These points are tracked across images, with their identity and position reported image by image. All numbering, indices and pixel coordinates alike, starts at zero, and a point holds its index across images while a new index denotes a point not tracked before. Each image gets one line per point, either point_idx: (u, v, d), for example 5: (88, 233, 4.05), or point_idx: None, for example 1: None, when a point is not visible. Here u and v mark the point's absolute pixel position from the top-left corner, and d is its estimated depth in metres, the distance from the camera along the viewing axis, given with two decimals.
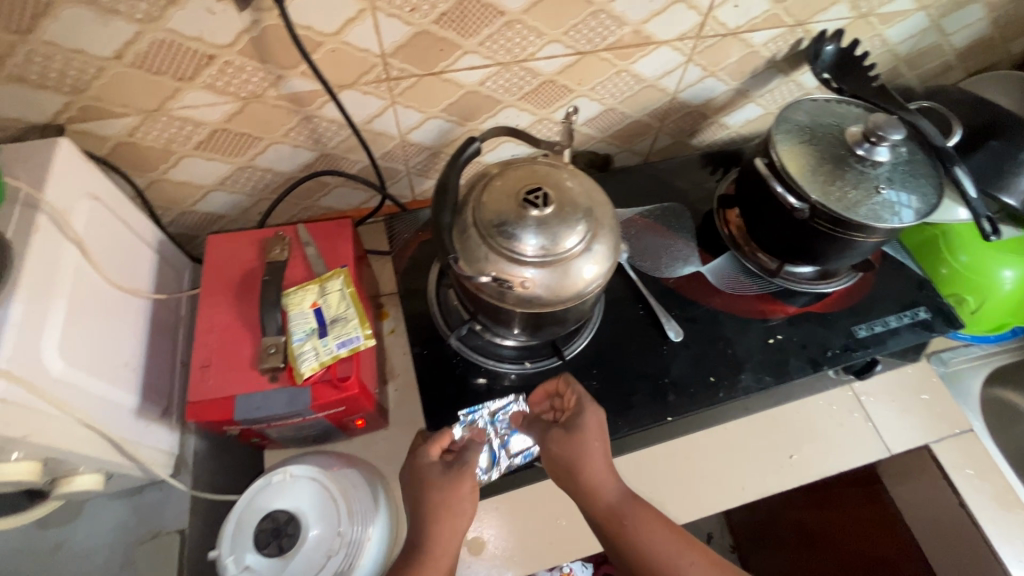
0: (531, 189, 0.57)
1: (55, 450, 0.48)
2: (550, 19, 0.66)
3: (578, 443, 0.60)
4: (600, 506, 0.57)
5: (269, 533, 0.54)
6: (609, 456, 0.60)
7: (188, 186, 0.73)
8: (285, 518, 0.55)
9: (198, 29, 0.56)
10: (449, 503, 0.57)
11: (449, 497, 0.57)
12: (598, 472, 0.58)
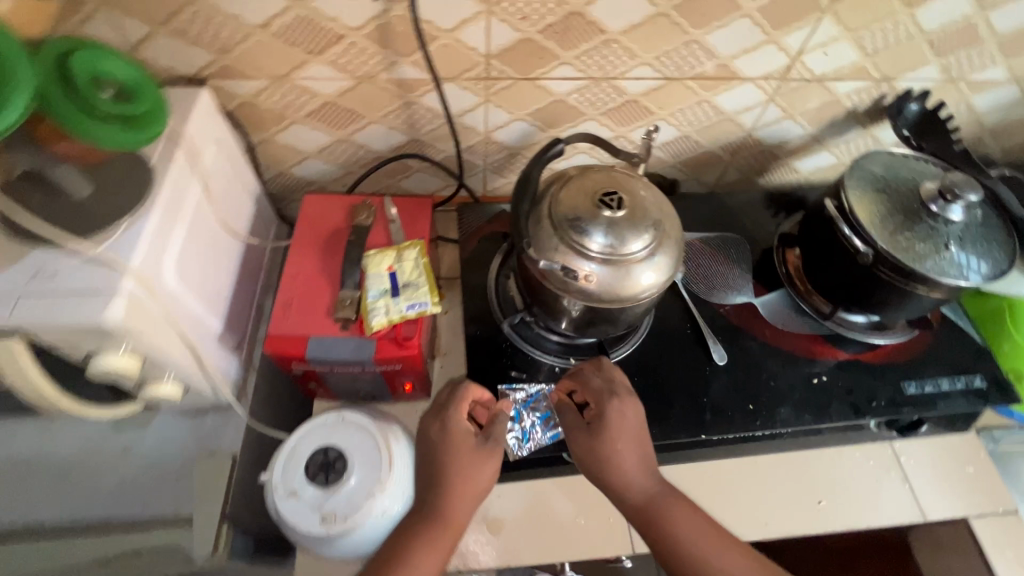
0: (607, 192, 0.61)
1: (156, 352, 0.54)
2: (645, 43, 0.71)
3: (602, 441, 0.61)
4: (634, 500, 0.59)
5: (319, 466, 0.59)
6: (641, 453, 0.61)
7: (291, 149, 0.81)
8: (335, 455, 0.60)
9: (336, 11, 0.63)
10: (466, 477, 0.58)
11: (464, 472, 0.59)
12: (631, 470, 0.60)
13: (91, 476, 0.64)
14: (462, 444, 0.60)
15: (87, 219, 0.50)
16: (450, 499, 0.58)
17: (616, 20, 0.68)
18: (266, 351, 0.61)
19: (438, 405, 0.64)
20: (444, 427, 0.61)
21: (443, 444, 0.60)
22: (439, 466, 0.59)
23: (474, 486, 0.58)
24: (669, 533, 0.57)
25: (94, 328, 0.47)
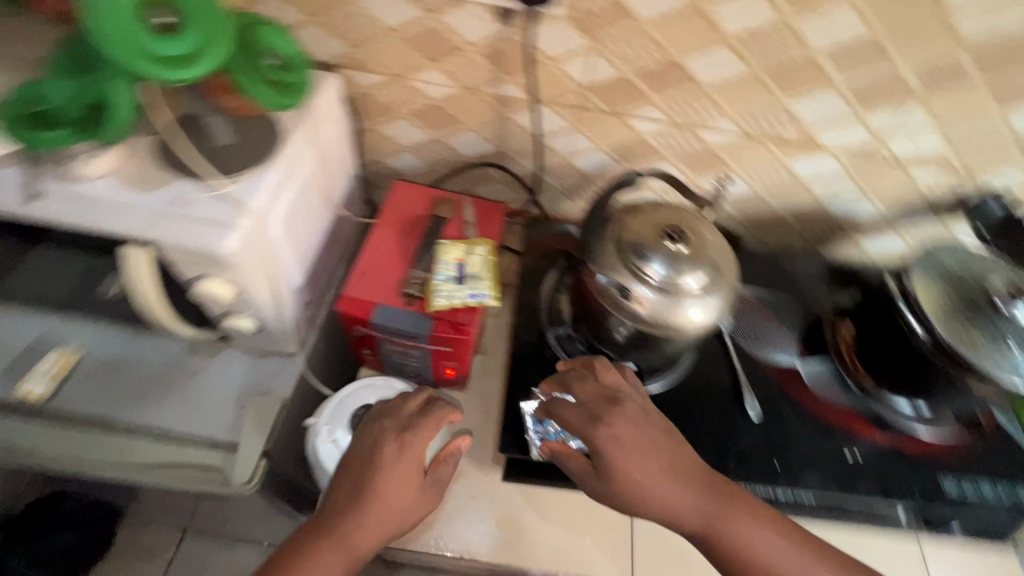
0: (673, 226, 0.65)
1: (246, 287, 0.61)
2: (734, 99, 0.75)
3: (615, 475, 0.58)
4: (687, 524, 0.57)
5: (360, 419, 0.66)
6: (665, 467, 0.58)
7: (390, 140, 0.89)
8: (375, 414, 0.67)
9: (460, 26, 0.71)
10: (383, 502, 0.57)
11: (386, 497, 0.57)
12: (666, 493, 0.57)
13: (164, 389, 0.72)
14: (404, 477, 0.59)
15: (227, 162, 0.59)
16: (352, 531, 0.55)
17: (709, 73, 0.72)
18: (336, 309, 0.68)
19: (405, 426, 0.62)
20: (400, 451, 0.60)
21: (384, 469, 0.58)
22: (372, 493, 0.57)
23: (384, 516, 0.57)
24: (740, 548, 0.55)
25: (208, 254, 0.55)
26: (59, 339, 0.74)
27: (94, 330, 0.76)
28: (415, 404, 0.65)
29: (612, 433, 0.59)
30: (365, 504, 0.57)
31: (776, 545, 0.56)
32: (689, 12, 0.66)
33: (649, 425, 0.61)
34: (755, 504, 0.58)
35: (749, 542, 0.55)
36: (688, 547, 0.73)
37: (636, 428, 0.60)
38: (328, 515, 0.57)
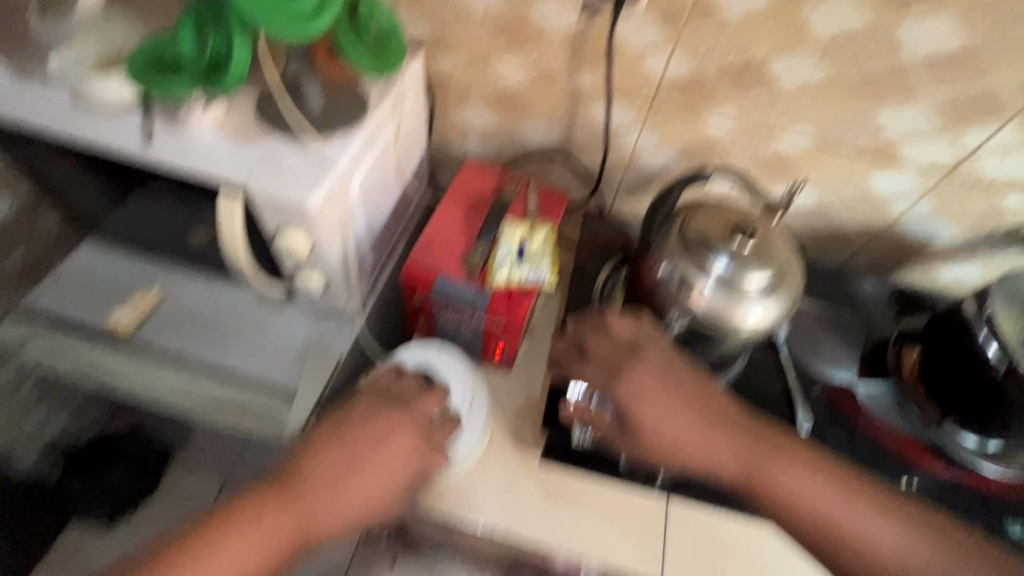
0: (741, 224, 0.64)
1: (321, 243, 0.65)
2: (815, 105, 0.74)
3: (651, 426, 0.60)
4: (728, 474, 0.60)
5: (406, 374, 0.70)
6: (693, 420, 0.61)
7: (461, 124, 0.92)
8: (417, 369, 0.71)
9: (546, 14, 0.73)
10: (361, 483, 0.59)
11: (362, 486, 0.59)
12: (700, 449, 0.60)
13: (230, 334, 0.77)
14: (391, 474, 0.60)
15: (320, 125, 0.63)
16: (325, 500, 0.58)
17: (792, 77, 0.71)
18: (401, 274, 0.71)
19: (423, 413, 0.65)
20: (414, 446, 0.62)
21: (384, 450, 0.60)
22: (362, 468, 0.60)
23: (353, 497, 0.59)
24: (783, 499, 0.59)
25: (293, 207, 0.59)
26: (144, 278, 0.81)
27: (173, 273, 0.81)
28: (436, 403, 0.66)
29: (637, 382, 0.62)
30: (352, 478, 0.59)
31: (816, 486, 0.59)
32: (777, 13, 0.65)
33: (685, 382, 0.63)
34: (789, 448, 0.61)
35: (791, 488, 0.59)
36: (715, 554, 0.71)
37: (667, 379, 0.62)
38: (309, 476, 0.59)
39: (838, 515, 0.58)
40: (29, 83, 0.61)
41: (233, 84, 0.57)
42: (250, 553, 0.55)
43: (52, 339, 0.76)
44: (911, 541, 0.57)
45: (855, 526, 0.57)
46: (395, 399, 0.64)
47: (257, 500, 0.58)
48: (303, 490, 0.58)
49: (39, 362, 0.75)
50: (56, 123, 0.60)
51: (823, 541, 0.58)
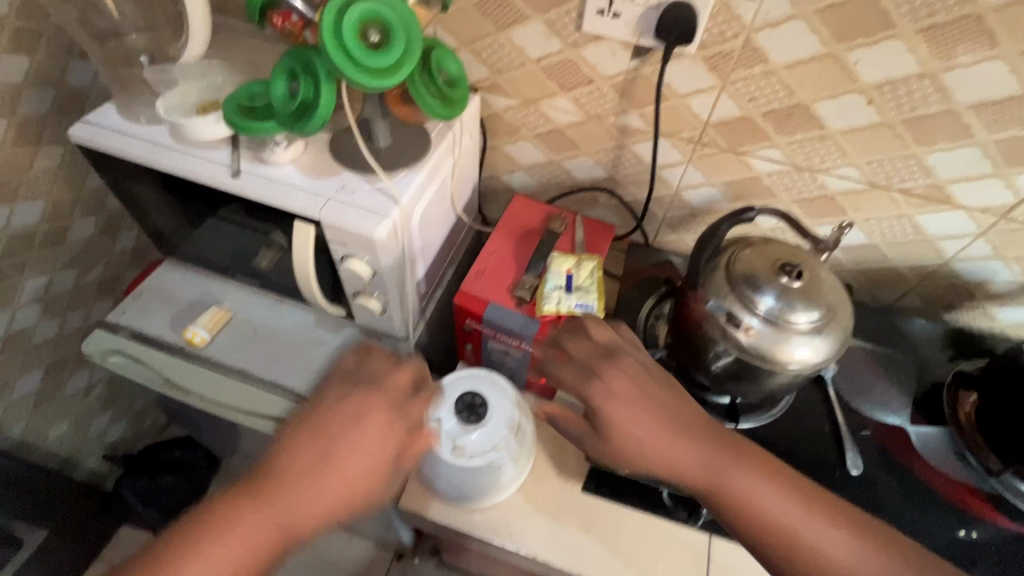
0: (789, 262, 0.66)
1: (383, 271, 0.70)
2: (862, 146, 0.74)
3: (619, 432, 0.59)
4: (699, 476, 0.57)
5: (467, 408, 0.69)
6: (665, 421, 0.58)
7: (511, 159, 0.97)
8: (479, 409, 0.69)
9: (597, 60, 0.77)
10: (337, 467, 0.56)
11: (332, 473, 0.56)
12: (676, 452, 0.57)
13: (292, 352, 0.83)
14: (365, 455, 0.57)
15: (389, 161, 0.68)
16: (296, 499, 0.54)
17: (839, 120, 0.73)
18: (454, 301, 0.75)
19: (401, 397, 0.63)
20: (386, 424, 0.60)
21: (353, 440, 0.57)
22: (327, 465, 0.56)
23: (330, 488, 0.55)
24: (751, 507, 0.55)
25: (360, 237, 0.64)
26: (220, 297, 0.89)
27: (246, 293, 0.89)
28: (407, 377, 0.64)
29: (606, 380, 0.61)
30: (320, 475, 0.55)
31: (784, 501, 0.55)
32: (825, 59, 0.67)
33: (671, 395, 0.61)
34: (757, 459, 0.58)
35: (759, 497, 0.56)
36: None
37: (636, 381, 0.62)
38: (277, 477, 0.55)
39: (804, 534, 0.54)
40: (147, 123, 0.70)
41: (313, 129, 0.57)
42: (217, 562, 0.51)
43: (136, 350, 0.83)
44: (877, 560, 0.53)
45: (823, 545, 0.53)
46: (367, 388, 0.62)
47: (223, 507, 0.53)
48: (271, 492, 0.54)
49: (124, 372, 0.83)
50: (163, 158, 0.68)
51: (788, 561, 0.54)
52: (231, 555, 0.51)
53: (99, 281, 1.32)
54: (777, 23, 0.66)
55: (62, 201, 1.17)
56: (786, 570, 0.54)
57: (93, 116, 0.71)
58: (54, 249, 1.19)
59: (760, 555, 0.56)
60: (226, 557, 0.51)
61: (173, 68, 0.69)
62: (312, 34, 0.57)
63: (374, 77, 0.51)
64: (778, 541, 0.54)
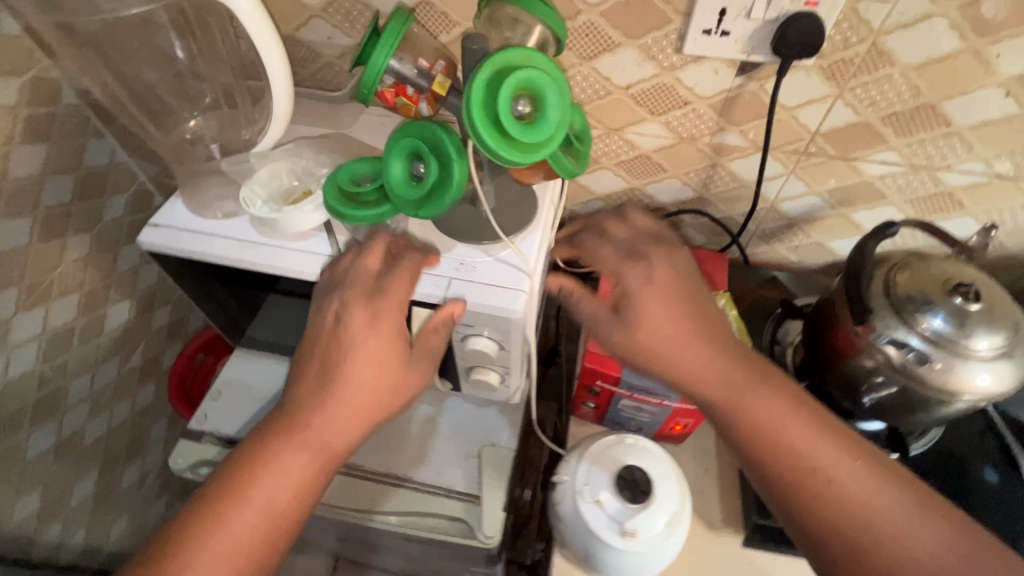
0: (961, 282, 0.61)
1: (510, 347, 0.63)
2: (993, 139, 0.69)
3: (639, 326, 0.60)
4: (710, 389, 0.58)
5: (627, 483, 0.63)
6: (687, 315, 0.60)
7: (586, 189, 0.91)
8: (642, 487, 0.63)
9: (696, 81, 0.70)
10: (349, 373, 0.55)
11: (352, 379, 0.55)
12: (700, 360, 0.58)
13: (401, 437, 0.77)
14: (369, 355, 0.55)
15: (508, 226, 0.62)
16: (324, 426, 0.54)
17: (969, 115, 0.67)
18: (585, 365, 0.69)
19: (387, 291, 0.56)
20: (372, 321, 0.55)
21: (356, 355, 0.55)
22: (336, 388, 0.54)
23: (354, 398, 0.54)
24: (767, 432, 0.56)
25: (498, 315, 0.58)
26: None
27: None
28: (379, 259, 0.58)
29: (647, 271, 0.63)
30: (335, 396, 0.54)
31: (800, 425, 0.56)
32: (962, 55, 0.62)
33: (733, 374, 0.58)
34: (778, 384, 0.58)
35: (770, 420, 0.56)
36: None
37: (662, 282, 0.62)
38: (303, 411, 0.54)
39: (817, 461, 0.54)
40: (227, 219, 0.62)
41: (439, 211, 0.50)
42: (280, 486, 0.52)
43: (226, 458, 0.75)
44: (882, 489, 0.53)
45: (832, 472, 0.54)
46: (353, 299, 0.56)
47: (257, 446, 0.53)
48: (298, 426, 0.54)
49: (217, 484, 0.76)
50: (257, 259, 0.60)
51: (793, 484, 0.55)
52: (273, 495, 0.51)
53: (141, 365, 1.23)
54: (911, 23, 0.60)
55: (97, 285, 1.07)
56: (788, 492, 0.55)
57: (160, 218, 0.63)
58: (95, 342, 1.10)
59: (763, 476, 0.57)
60: (273, 495, 0.51)
61: (250, 159, 0.63)
62: (428, 108, 0.53)
63: (529, 155, 0.45)
64: (785, 463, 0.55)
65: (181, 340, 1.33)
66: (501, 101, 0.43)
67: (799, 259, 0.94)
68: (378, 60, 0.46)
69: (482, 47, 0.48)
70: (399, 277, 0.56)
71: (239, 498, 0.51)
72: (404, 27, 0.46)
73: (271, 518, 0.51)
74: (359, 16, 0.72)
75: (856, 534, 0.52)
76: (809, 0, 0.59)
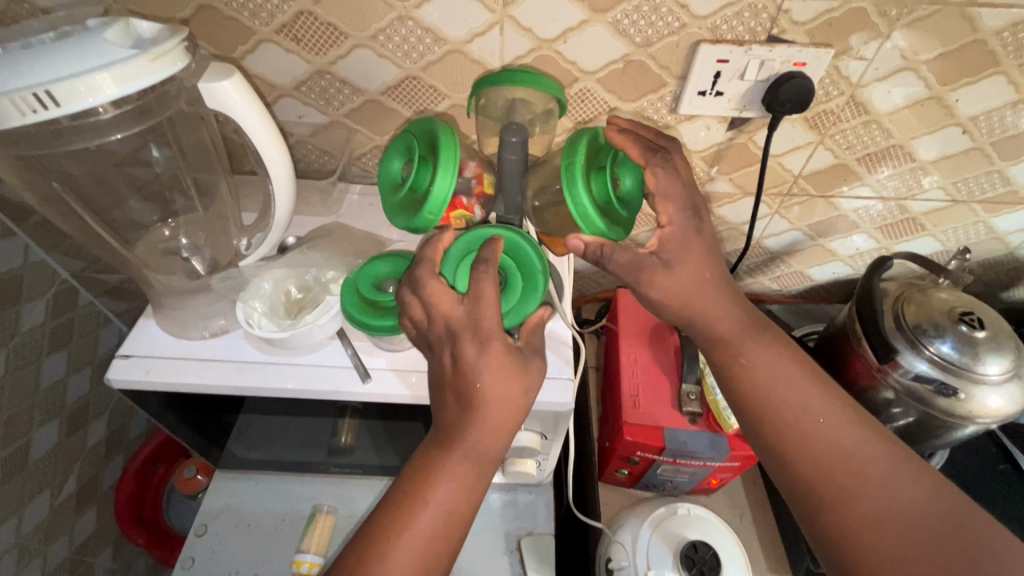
0: (965, 311, 0.65)
1: (551, 434, 0.59)
2: (952, 170, 0.75)
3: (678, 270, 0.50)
4: (718, 328, 0.53)
5: (692, 559, 0.61)
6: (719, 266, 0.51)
7: None
8: (708, 558, 0.61)
9: (690, 137, 0.71)
10: (482, 393, 0.45)
11: (489, 397, 0.45)
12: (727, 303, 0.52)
13: None
14: (501, 366, 0.45)
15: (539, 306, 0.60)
16: (477, 439, 0.46)
17: (932, 151, 0.73)
18: (625, 440, 0.66)
19: (476, 327, 0.46)
20: (483, 348, 0.45)
21: (484, 387, 0.45)
22: (477, 414, 0.45)
23: (501, 411, 0.46)
24: (754, 365, 0.53)
25: (545, 410, 0.55)
26: (313, 496, 0.71)
27: (342, 483, 0.72)
28: (449, 300, 0.47)
29: (697, 217, 0.50)
30: (465, 408, 0.45)
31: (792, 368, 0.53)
32: (928, 101, 0.67)
33: None
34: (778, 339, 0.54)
35: (767, 364, 0.53)
36: None
37: (693, 243, 0.49)
38: (451, 422, 0.46)
39: (805, 400, 0.51)
40: (215, 338, 0.54)
41: (522, 318, 0.51)
42: (437, 514, 0.46)
43: None
44: (865, 439, 0.50)
45: (819, 413, 0.51)
46: (451, 336, 0.46)
47: (408, 479, 0.47)
48: (442, 447, 0.46)
49: None
50: (262, 385, 0.51)
51: (783, 442, 0.51)
52: (430, 516, 0.45)
53: (78, 492, 1.00)
54: (885, 76, 0.64)
55: (17, 416, 0.84)
56: (781, 450, 0.51)
57: (131, 346, 0.53)
58: (19, 480, 0.86)
59: (754, 438, 0.53)
60: (401, 529, 0.45)
61: (243, 271, 0.57)
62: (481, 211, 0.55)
63: (629, 229, 0.49)
64: (769, 395, 0.52)
65: (122, 452, 1.11)
66: (594, 182, 0.48)
67: (780, 287, 0.98)
68: (450, 178, 0.48)
69: (519, 138, 0.52)
70: (489, 298, 0.45)
71: (387, 539, 0.45)
72: (456, 147, 0.49)
73: (433, 538, 0.45)
74: (337, 93, 0.66)
75: (849, 487, 0.48)
76: (797, 62, 0.62)
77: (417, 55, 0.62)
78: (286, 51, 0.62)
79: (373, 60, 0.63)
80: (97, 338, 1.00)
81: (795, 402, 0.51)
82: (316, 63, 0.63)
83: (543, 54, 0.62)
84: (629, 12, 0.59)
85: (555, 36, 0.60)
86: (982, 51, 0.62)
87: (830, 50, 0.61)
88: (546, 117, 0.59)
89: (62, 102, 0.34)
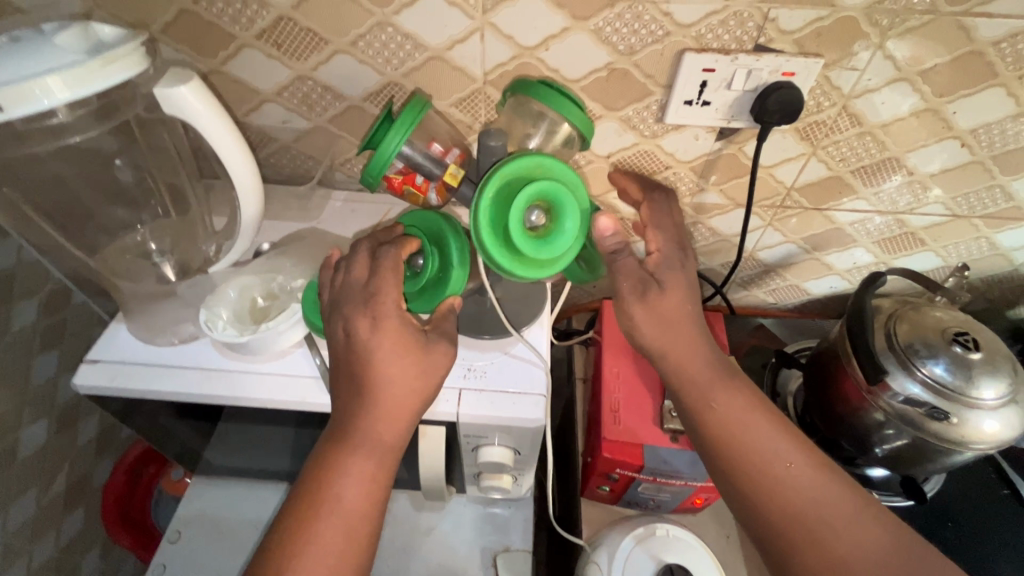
0: (960, 331, 0.62)
1: (523, 449, 0.57)
2: (951, 184, 0.73)
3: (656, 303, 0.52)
4: (687, 370, 0.52)
5: None
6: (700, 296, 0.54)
7: None
8: None
9: (678, 148, 0.70)
10: (376, 370, 0.46)
11: (386, 380, 0.46)
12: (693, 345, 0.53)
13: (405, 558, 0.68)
14: (403, 346, 0.47)
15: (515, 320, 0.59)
16: (372, 427, 0.46)
17: (930, 165, 0.71)
18: (603, 456, 0.64)
19: (376, 306, 0.47)
20: (377, 324, 0.46)
21: (381, 369, 0.46)
22: (371, 396, 0.46)
23: (399, 391, 0.46)
24: (723, 411, 0.51)
25: (514, 425, 0.53)
26: None
27: None
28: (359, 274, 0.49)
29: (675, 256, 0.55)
30: (373, 393, 0.46)
31: (758, 412, 0.52)
32: (924, 113, 0.65)
33: None
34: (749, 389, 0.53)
35: (733, 407, 0.52)
36: None
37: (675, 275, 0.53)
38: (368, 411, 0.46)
39: (772, 444, 0.50)
40: (185, 344, 0.53)
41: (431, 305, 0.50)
42: (351, 508, 0.45)
43: None
44: (831, 487, 0.49)
45: (786, 457, 0.50)
46: (346, 311, 0.47)
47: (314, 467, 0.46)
48: (354, 434, 0.46)
49: None
50: (222, 392, 0.51)
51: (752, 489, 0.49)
52: (342, 504, 0.45)
53: (65, 492, 0.99)
54: (878, 87, 0.63)
55: (6, 416, 0.85)
56: (749, 492, 0.49)
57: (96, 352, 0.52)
58: (6, 479, 0.86)
59: (723, 481, 0.51)
60: (319, 520, 0.44)
61: (213, 277, 0.56)
62: (437, 196, 0.55)
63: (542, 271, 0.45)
64: (735, 438, 0.50)
65: (111, 453, 1.11)
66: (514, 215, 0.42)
67: (775, 300, 0.95)
68: (394, 140, 0.47)
69: (499, 144, 0.50)
70: (388, 274, 0.47)
71: (306, 535, 0.44)
72: (418, 113, 0.48)
73: (351, 530, 0.45)
74: (320, 99, 0.66)
75: (818, 538, 0.46)
76: (786, 72, 0.60)
77: (398, 61, 0.62)
78: (267, 56, 0.61)
79: (353, 65, 0.62)
80: (89, 339, 1.00)
81: (763, 448, 0.50)
82: (298, 69, 0.62)
83: (524, 62, 0.61)
84: (611, 20, 0.57)
85: (537, 44, 0.59)
86: (980, 62, 0.60)
87: (819, 59, 0.59)
88: (565, 144, 0.56)
89: (7, 106, 0.33)
